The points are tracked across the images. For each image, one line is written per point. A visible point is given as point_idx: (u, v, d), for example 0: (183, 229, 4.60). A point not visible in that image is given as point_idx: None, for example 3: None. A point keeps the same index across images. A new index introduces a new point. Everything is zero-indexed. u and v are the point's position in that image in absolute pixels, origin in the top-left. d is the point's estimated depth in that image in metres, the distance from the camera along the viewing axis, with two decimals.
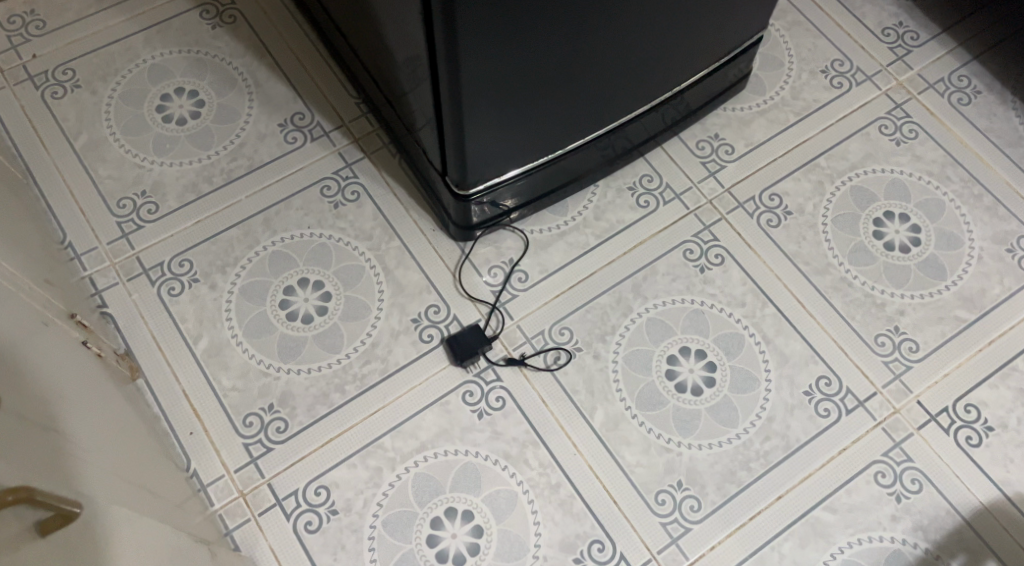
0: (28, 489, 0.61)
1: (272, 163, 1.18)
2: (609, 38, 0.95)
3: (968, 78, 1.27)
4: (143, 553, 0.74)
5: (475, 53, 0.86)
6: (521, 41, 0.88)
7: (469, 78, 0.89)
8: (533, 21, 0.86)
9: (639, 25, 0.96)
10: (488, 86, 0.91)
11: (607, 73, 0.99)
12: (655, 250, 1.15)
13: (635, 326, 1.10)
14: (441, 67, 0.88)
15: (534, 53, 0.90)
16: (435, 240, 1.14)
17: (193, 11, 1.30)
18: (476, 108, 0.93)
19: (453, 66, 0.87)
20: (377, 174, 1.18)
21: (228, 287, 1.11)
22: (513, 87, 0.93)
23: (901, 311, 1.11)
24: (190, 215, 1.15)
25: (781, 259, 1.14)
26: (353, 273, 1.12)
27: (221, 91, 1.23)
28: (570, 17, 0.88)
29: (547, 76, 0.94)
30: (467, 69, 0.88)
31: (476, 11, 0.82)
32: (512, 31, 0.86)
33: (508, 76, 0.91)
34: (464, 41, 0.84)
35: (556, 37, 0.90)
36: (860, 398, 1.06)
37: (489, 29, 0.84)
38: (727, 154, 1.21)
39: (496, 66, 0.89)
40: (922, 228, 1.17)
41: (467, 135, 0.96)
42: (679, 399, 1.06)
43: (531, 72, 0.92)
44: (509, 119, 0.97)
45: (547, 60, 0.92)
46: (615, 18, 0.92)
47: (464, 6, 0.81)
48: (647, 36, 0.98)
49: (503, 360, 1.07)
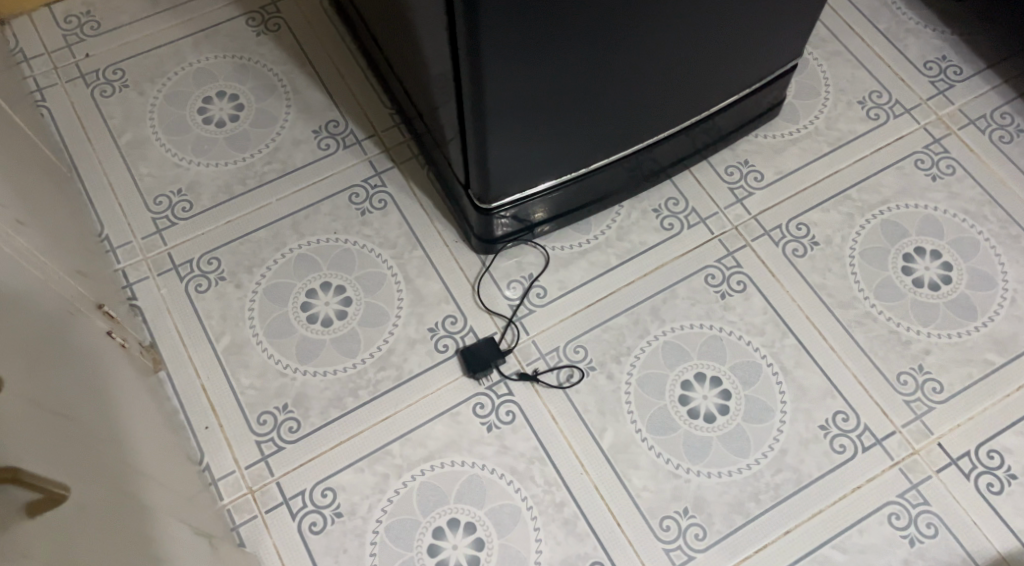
0: (14, 470, 0.60)
1: (304, 168, 1.21)
2: (637, 54, 0.94)
3: (1011, 116, 1.24)
4: (134, 543, 0.74)
5: (500, 62, 0.86)
6: (546, 52, 0.87)
7: (492, 87, 0.89)
8: (559, 33, 0.86)
9: (667, 42, 0.95)
10: (511, 97, 0.91)
11: (634, 90, 0.99)
12: (676, 273, 1.14)
13: (651, 349, 1.09)
14: (465, 75, 0.88)
15: (558, 65, 0.90)
16: (457, 251, 1.16)
17: (240, 18, 1.34)
18: (499, 118, 0.93)
19: (475, 74, 0.87)
20: (405, 184, 1.20)
21: (253, 287, 1.13)
22: (538, 97, 0.93)
23: (927, 349, 1.09)
24: (222, 215, 1.18)
25: (805, 289, 1.13)
26: (375, 280, 1.13)
27: (261, 96, 1.27)
28: (596, 30, 0.88)
29: (574, 89, 0.94)
30: (489, 78, 0.88)
31: (497, 25, 0.82)
32: (536, 42, 0.86)
33: (531, 86, 0.91)
34: (487, 49, 0.84)
35: (581, 53, 0.90)
36: (878, 436, 1.04)
37: (512, 47, 0.85)
38: (756, 181, 1.20)
39: (519, 77, 0.89)
40: (953, 266, 1.14)
41: (489, 144, 0.96)
42: (690, 425, 1.05)
43: (556, 83, 0.92)
44: (532, 136, 0.98)
45: (571, 73, 0.92)
46: (643, 40, 0.93)
47: (487, 15, 0.81)
48: (676, 54, 0.97)
49: (516, 375, 1.08)
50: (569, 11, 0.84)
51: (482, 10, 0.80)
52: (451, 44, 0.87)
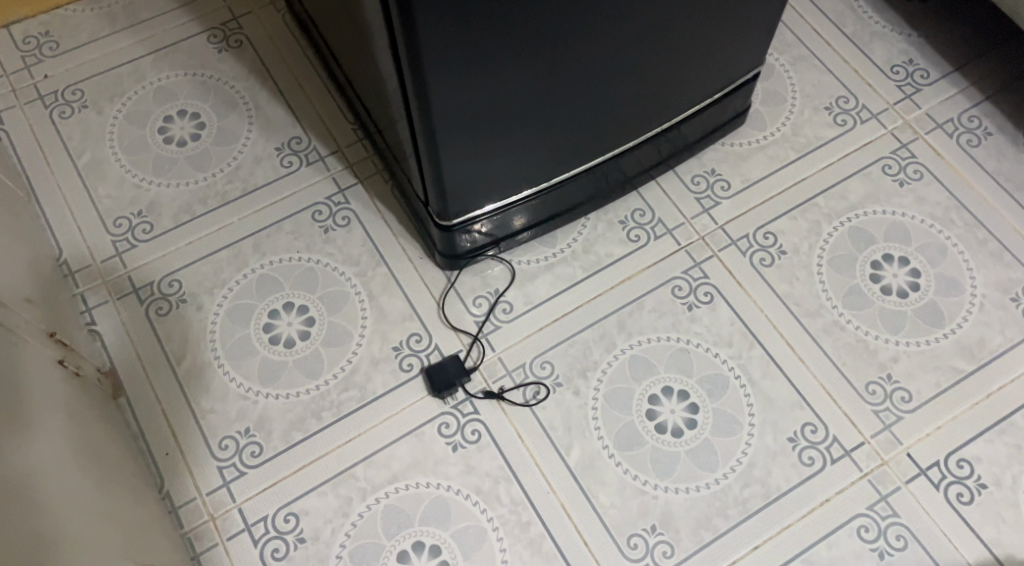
0: None
1: (266, 187, 1.19)
2: (588, 58, 0.93)
3: (978, 119, 1.23)
4: None
5: (444, 72, 0.85)
6: (492, 61, 0.86)
7: (439, 102, 0.88)
8: (502, 41, 0.85)
9: (619, 54, 0.95)
10: (460, 107, 0.90)
11: (588, 104, 0.99)
12: (642, 285, 1.13)
13: (617, 363, 1.08)
14: (410, 86, 0.87)
15: (506, 73, 0.88)
16: (421, 267, 1.14)
17: (201, 35, 1.29)
18: (449, 129, 0.92)
19: (419, 85, 0.86)
20: (370, 201, 1.18)
21: (214, 308, 1.11)
22: (488, 113, 0.92)
23: (896, 357, 1.08)
24: (183, 235, 1.15)
25: (772, 299, 1.12)
26: (338, 299, 1.12)
27: (222, 113, 1.23)
28: (542, 35, 0.87)
29: (525, 100, 0.93)
30: (434, 89, 0.86)
31: (438, 42, 0.82)
32: (480, 51, 0.85)
33: (480, 95, 0.89)
34: (429, 57, 0.83)
35: (529, 69, 0.90)
36: (847, 447, 1.03)
37: (456, 63, 0.85)
38: (723, 191, 1.19)
39: (465, 87, 0.88)
40: (921, 273, 1.13)
41: (442, 161, 0.95)
42: (658, 440, 1.04)
43: (506, 98, 0.91)
44: (487, 152, 0.97)
45: (521, 81, 0.90)
46: (593, 54, 0.93)
47: (427, 32, 0.80)
48: (630, 55, 0.96)
49: (481, 393, 1.06)
50: (511, 18, 0.83)
51: (419, 20, 0.79)
52: (395, 56, 0.86)
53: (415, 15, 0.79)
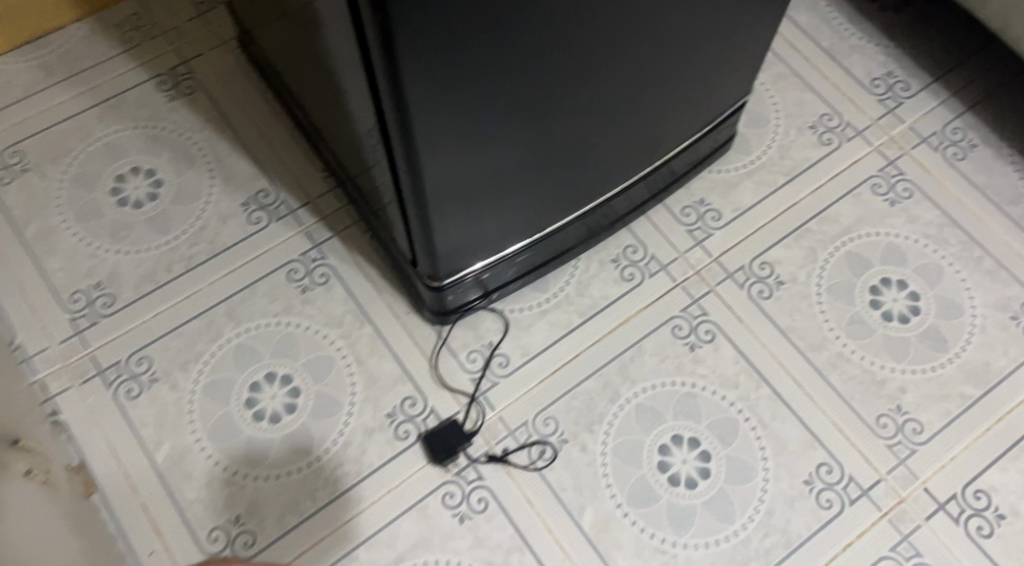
0: None
1: (235, 247, 1.10)
2: (582, 113, 0.88)
3: (962, 131, 1.21)
4: None
5: (437, 145, 0.80)
6: (486, 129, 0.81)
7: (431, 174, 0.83)
8: (498, 109, 0.80)
9: (613, 104, 0.90)
10: (453, 177, 0.85)
11: (583, 156, 0.94)
12: (641, 328, 1.09)
13: (624, 414, 1.04)
14: (399, 161, 0.82)
15: (500, 139, 0.83)
16: (409, 323, 1.08)
17: (149, 82, 1.20)
18: (442, 199, 0.87)
19: (410, 160, 0.80)
20: (348, 255, 1.11)
21: (190, 386, 1.03)
22: (483, 180, 0.87)
23: (903, 388, 1.06)
24: (148, 307, 1.07)
25: (775, 334, 1.09)
26: (323, 365, 1.05)
27: (180, 169, 1.15)
28: (537, 99, 0.82)
29: (520, 162, 0.88)
30: (427, 163, 0.81)
31: (431, 118, 0.76)
32: (475, 122, 0.79)
33: (474, 163, 0.84)
34: (421, 132, 0.78)
35: (524, 132, 0.85)
36: (864, 486, 1.01)
37: (450, 136, 0.79)
38: (714, 221, 1.15)
39: (459, 158, 0.83)
40: (921, 296, 1.11)
41: (436, 231, 0.90)
42: (672, 494, 1.01)
43: (501, 163, 0.86)
44: (482, 217, 0.92)
45: (516, 145, 0.85)
46: (588, 109, 0.88)
47: (419, 110, 0.75)
48: (623, 106, 0.91)
49: (485, 457, 1.01)
50: (505, 86, 0.78)
51: (412, 98, 0.74)
52: (383, 131, 0.80)
53: (407, 94, 0.73)
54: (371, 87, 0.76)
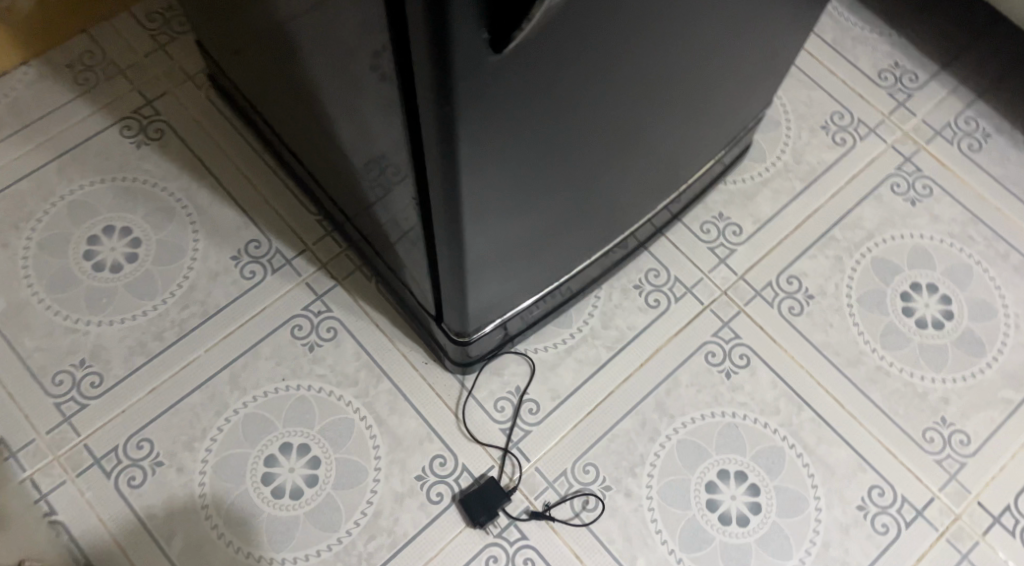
0: None
1: (230, 306, 1.01)
2: (624, 162, 0.82)
3: (975, 121, 1.18)
4: None
5: (485, 218, 0.72)
6: (534, 195, 0.74)
7: (474, 244, 0.75)
8: (548, 173, 0.73)
9: (654, 145, 0.84)
10: (495, 243, 0.77)
11: (618, 198, 0.88)
12: (673, 357, 1.04)
13: (666, 452, 0.99)
14: (440, 233, 0.74)
15: (546, 200, 0.76)
16: (430, 375, 1.01)
17: (112, 128, 1.09)
18: (481, 266, 0.79)
19: (454, 234, 0.73)
20: (355, 304, 1.03)
21: (198, 468, 0.94)
22: (523, 239, 0.80)
23: (945, 398, 1.04)
24: (142, 383, 0.97)
25: (810, 352, 1.05)
26: (342, 430, 0.97)
27: (158, 224, 1.04)
28: (586, 157, 0.75)
29: (560, 217, 0.81)
30: (472, 236, 0.74)
31: (482, 193, 0.69)
32: (525, 190, 0.72)
33: (517, 227, 0.77)
34: (471, 207, 0.70)
35: (569, 189, 0.78)
36: (918, 506, 0.99)
37: (498, 206, 0.72)
38: (736, 236, 1.10)
39: (503, 224, 0.75)
40: (952, 300, 1.08)
41: (470, 294, 0.83)
42: (725, 533, 0.96)
43: (543, 221, 0.79)
44: (516, 271, 0.85)
45: (559, 203, 0.79)
46: (631, 155, 0.81)
47: (472, 187, 0.67)
48: (662, 147, 0.85)
49: (526, 514, 0.95)
50: (558, 153, 0.71)
51: (467, 179, 0.66)
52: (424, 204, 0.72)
53: (463, 176, 0.65)
54: (416, 162, 0.68)
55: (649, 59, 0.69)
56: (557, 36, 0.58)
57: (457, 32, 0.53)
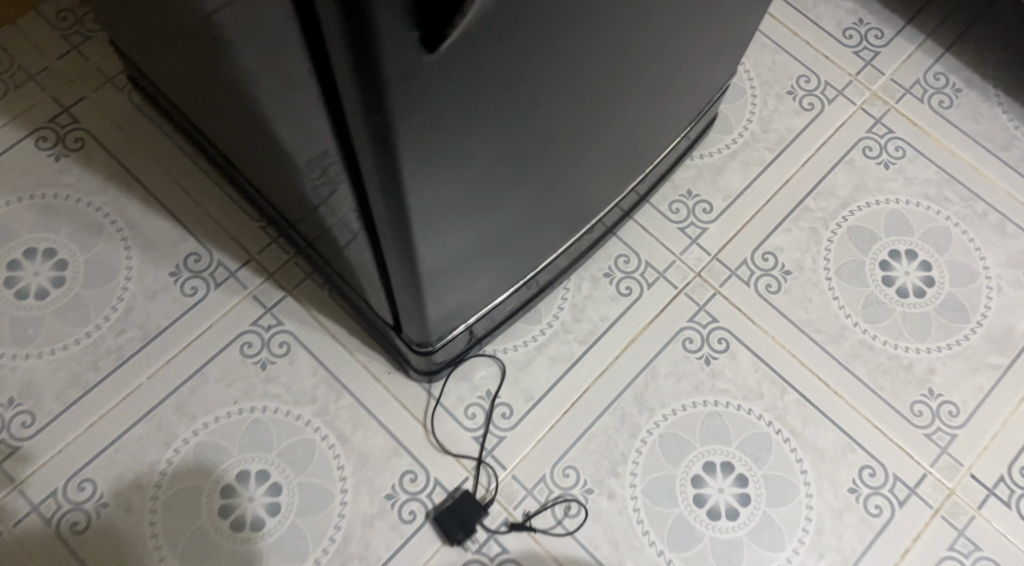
0: None
1: (170, 328, 0.93)
2: (584, 151, 0.75)
3: (945, 76, 1.13)
4: None
5: (437, 228, 0.66)
6: (490, 197, 0.68)
7: (427, 256, 0.69)
8: (503, 174, 0.67)
9: (615, 132, 0.78)
10: (451, 252, 0.71)
11: (580, 190, 0.82)
12: (649, 347, 0.98)
13: (648, 449, 0.94)
14: (389, 247, 0.68)
15: (503, 201, 0.70)
16: (393, 385, 0.94)
17: (27, 140, 1.00)
18: (439, 276, 0.73)
19: (404, 246, 0.67)
20: (307, 315, 0.95)
21: (148, 506, 0.87)
22: (481, 244, 0.74)
23: (931, 369, 0.99)
24: (80, 418, 0.89)
25: (791, 332, 1.00)
26: (303, 452, 0.90)
27: (86, 242, 0.96)
28: (543, 152, 0.69)
29: (519, 217, 0.75)
30: (425, 247, 0.68)
31: (430, 202, 0.62)
32: (479, 194, 0.66)
33: (474, 234, 0.71)
34: (420, 218, 0.64)
35: (527, 188, 0.72)
36: (910, 484, 0.95)
37: (450, 214, 0.66)
38: (706, 213, 1.05)
39: (458, 232, 0.69)
40: (932, 265, 1.04)
41: (428, 306, 0.77)
42: (715, 529, 0.92)
43: (501, 223, 0.73)
44: (476, 277, 0.79)
45: (517, 202, 0.73)
46: (590, 145, 0.75)
47: (418, 198, 0.61)
48: (623, 133, 0.80)
49: (506, 527, 0.90)
50: (512, 152, 0.65)
51: (412, 189, 0.60)
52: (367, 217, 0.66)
53: (407, 186, 0.59)
54: (354, 175, 0.62)
55: (603, 42, 0.63)
56: (498, 28, 0.52)
57: (380, 32, 0.47)
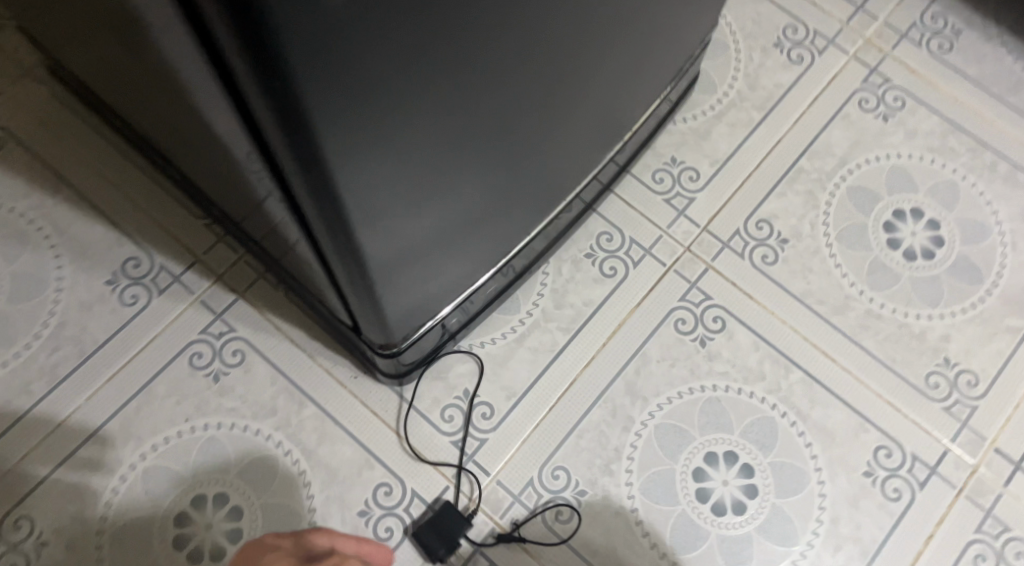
0: None
1: (110, 342, 0.85)
2: (548, 125, 0.67)
3: (942, 17, 1.04)
4: None
5: (379, 218, 0.58)
6: (439, 182, 0.59)
7: (373, 250, 0.60)
8: (452, 152, 0.58)
9: (584, 100, 0.69)
10: (402, 244, 0.63)
11: (550, 167, 0.73)
12: (639, 332, 0.90)
13: (644, 442, 0.86)
14: (328, 247, 0.59)
15: (457, 186, 0.62)
16: (361, 390, 0.86)
17: None
18: (391, 272, 0.65)
19: (345, 244, 0.58)
20: (261, 318, 0.86)
21: (95, 541, 0.79)
22: (438, 233, 0.65)
23: (946, 336, 0.91)
24: (14, 449, 0.81)
25: (792, 305, 0.92)
26: (264, 470, 0.82)
27: (11, 254, 0.87)
28: (499, 127, 0.60)
29: (480, 200, 0.67)
30: (369, 242, 0.59)
31: (366, 188, 0.54)
32: (425, 177, 0.58)
33: (427, 222, 0.63)
34: (356, 206, 0.55)
35: (484, 167, 0.63)
36: (930, 464, 0.87)
37: (393, 202, 0.57)
38: (693, 182, 0.96)
39: (407, 222, 0.61)
40: (941, 223, 0.95)
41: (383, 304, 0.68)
42: (721, 526, 0.84)
43: (458, 209, 0.65)
44: (437, 270, 0.70)
45: (475, 186, 0.64)
46: (556, 115, 0.67)
47: (349, 182, 0.52)
48: (594, 100, 0.71)
49: (492, 538, 0.82)
50: (460, 125, 0.56)
51: (339, 176, 0.51)
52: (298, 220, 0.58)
53: (331, 172, 0.51)
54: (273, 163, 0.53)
55: None
56: None
57: None
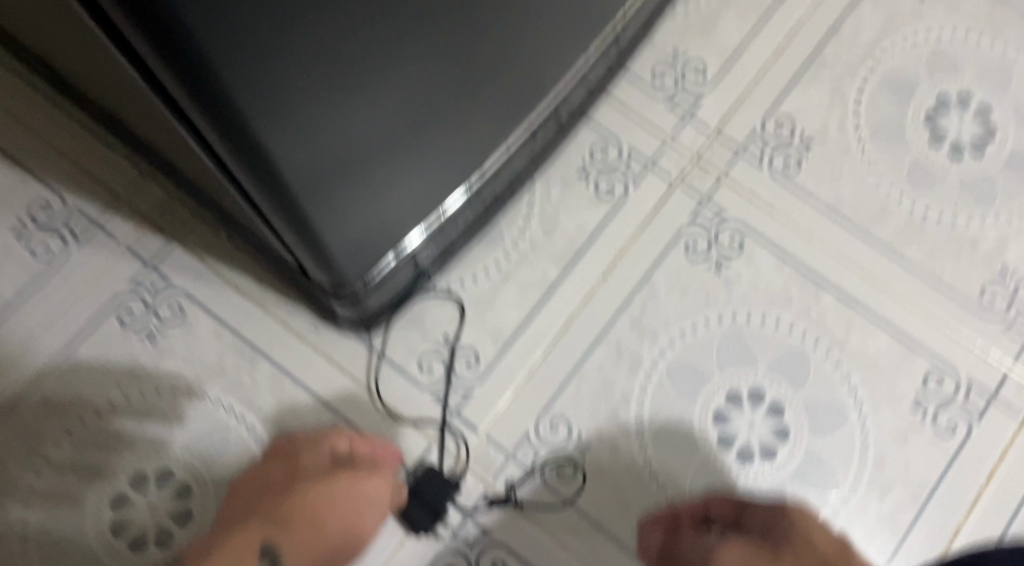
0: None
1: (25, 302, 0.72)
2: None
3: None
4: None
5: (294, 123, 0.44)
6: (366, 61, 0.45)
7: (293, 166, 0.47)
8: (381, 28, 0.44)
9: None
10: (334, 159, 0.49)
11: (521, 54, 0.59)
12: (643, 257, 0.77)
13: (655, 384, 0.74)
14: (228, 158, 0.45)
15: (393, 69, 0.47)
16: (321, 342, 0.74)
17: None
18: (326, 194, 0.52)
19: (246, 151, 0.44)
20: (199, 264, 0.74)
21: (20, 532, 0.68)
22: (380, 142, 0.52)
23: (1002, 242, 0.78)
24: None
25: (821, 216, 0.79)
26: (214, 440, 0.70)
27: None
28: None
29: (432, 97, 0.53)
30: (279, 148, 0.45)
31: (261, 78, 0.40)
32: (347, 61, 0.44)
33: (364, 128, 0.49)
34: (253, 105, 0.42)
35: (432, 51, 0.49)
36: (989, 391, 0.75)
37: (309, 99, 0.44)
38: (699, 79, 0.82)
39: (335, 128, 0.47)
40: (991, 111, 0.81)
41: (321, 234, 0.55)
42: (748, 475, 0.73)
43: (403, 108, 0.51)
44: (386, 189, 0.57)
45: (419, 70, 0.49)
46: None
47: (231, 69, 0.39)
48: None
49: (485, 504, 0.71)
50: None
51: (208, 47, 0.37)
52: (183, 127, 0.44)
53: (195, 40, 0.37)
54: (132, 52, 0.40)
55: None
56: None
57: None
